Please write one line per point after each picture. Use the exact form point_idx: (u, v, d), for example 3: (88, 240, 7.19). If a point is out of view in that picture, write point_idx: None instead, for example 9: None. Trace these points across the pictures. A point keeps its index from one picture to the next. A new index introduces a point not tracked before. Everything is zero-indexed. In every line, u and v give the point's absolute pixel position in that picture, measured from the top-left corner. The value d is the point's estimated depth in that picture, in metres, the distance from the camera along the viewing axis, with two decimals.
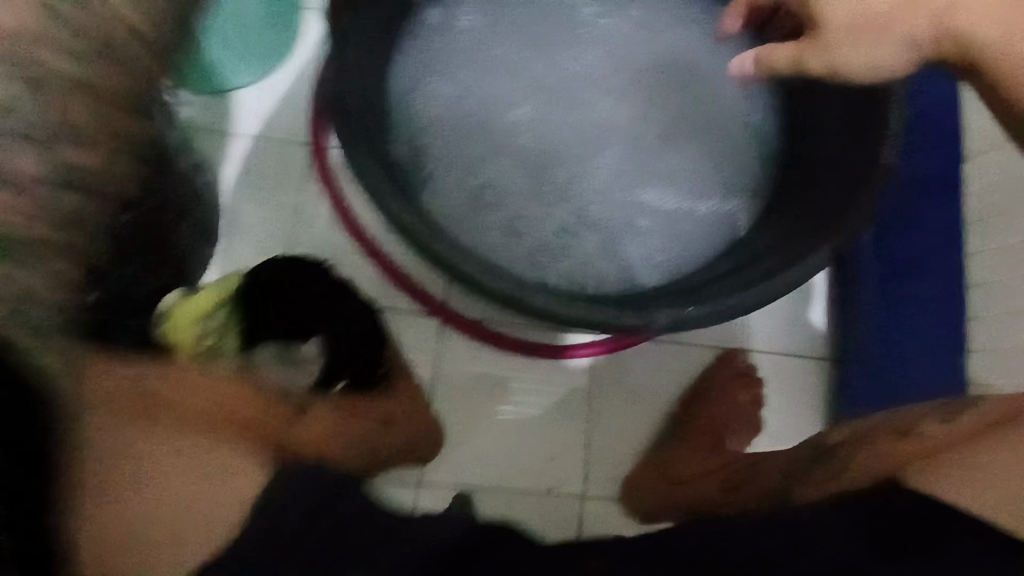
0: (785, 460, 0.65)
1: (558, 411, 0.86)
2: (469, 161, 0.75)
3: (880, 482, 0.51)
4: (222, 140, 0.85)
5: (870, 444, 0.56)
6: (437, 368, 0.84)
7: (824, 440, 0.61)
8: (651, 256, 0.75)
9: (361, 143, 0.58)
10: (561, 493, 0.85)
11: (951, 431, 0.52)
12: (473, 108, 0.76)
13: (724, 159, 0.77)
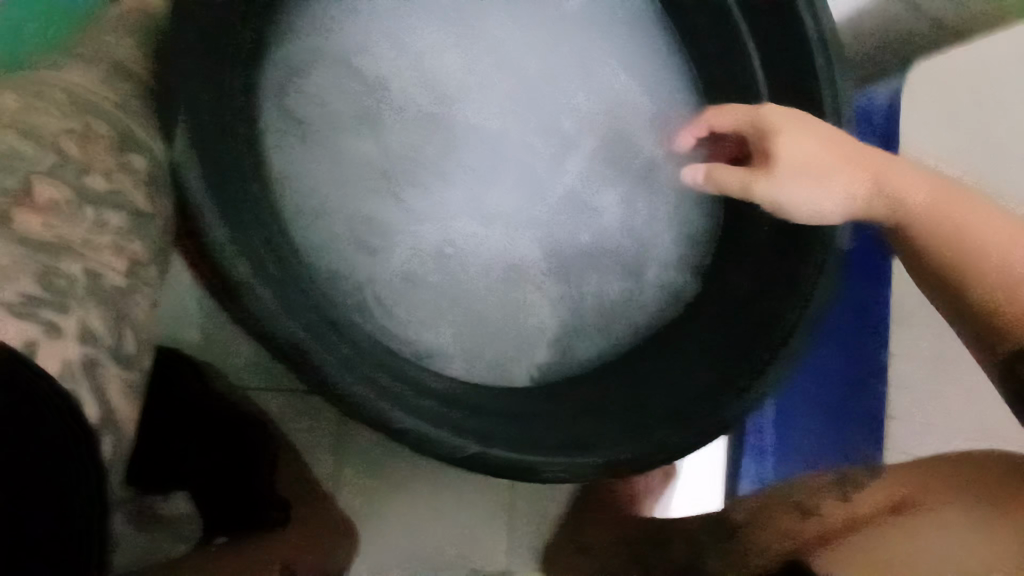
0: (695, 528, 0.65)
1: (480, 487, 0.81)
2: (360, 223, 0.60)
3: (778, 561, 0.51)
4: None
5: (772, 513, 0.56)
6: (346, 459, 0.76)
7: (732, 514, 0.61)
8: (566, 336, 0.65)
9: (224, 225, 0.46)
10: (482, 570, 0.80)
11: (851, 511, 0.51)
12: (376, 151, 0.62)
13: (647, 226, 0.67)
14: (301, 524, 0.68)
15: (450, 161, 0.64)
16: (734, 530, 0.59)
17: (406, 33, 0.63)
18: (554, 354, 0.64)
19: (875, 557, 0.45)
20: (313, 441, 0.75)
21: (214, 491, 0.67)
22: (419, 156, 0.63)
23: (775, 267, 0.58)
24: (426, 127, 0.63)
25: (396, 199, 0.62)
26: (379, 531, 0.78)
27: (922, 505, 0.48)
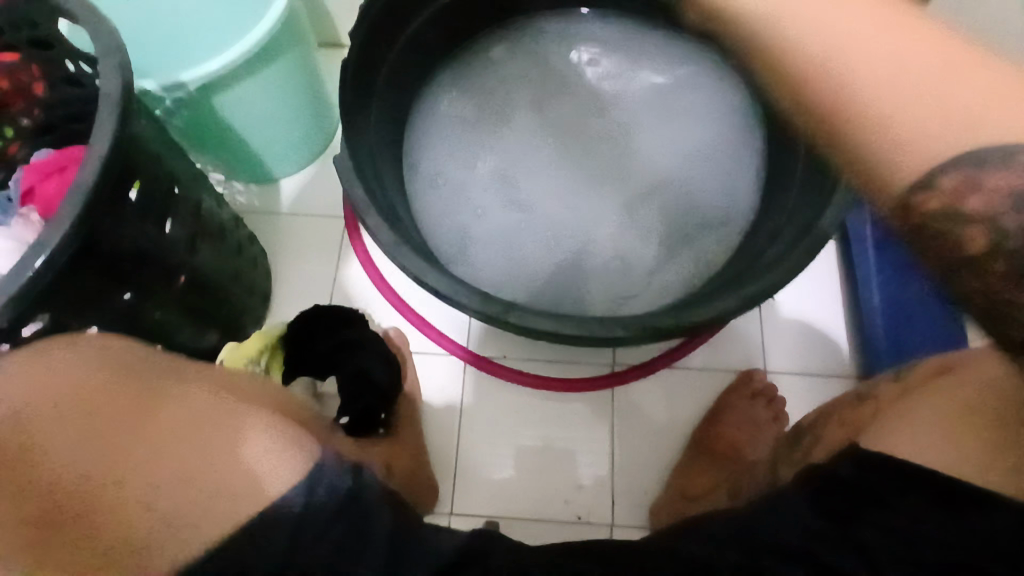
0: (771, 459, 0.69)
1: (581, 438, 0.89)
2: (484, 221, 0.84)
3: (845, 450, 0.52)
4: (271, 219, 1.05)
5: (846, 427, 0.58)
6: (467, 404, 0.92)
7: (801, 425, 0.67)
8: (650, 288, 0.82)
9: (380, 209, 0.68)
10: (591, 522, 0.86)
11: (904, 388, 0.58)
12: (490, 173, 0.86)
13: (708, 196, 0.85)
14: (397, 445, 0.84)
15: (539, 174, 0.87)
16: (801, 434, 0.65)
17: (494, 101, 0.90)
18: (620, 302, 0.81)
19: (954, 428, 0.48)
20: (442, 393, 0.92)
21: (346, 394, 0.85)
22: (520, 173, 0.87)
23: (808, 206, 0.68)
24: (521, 150, 0.88)
25: (506, 205, 0.85)
26: (493, 470, 0.88)
27: (963, 366, 0.55)
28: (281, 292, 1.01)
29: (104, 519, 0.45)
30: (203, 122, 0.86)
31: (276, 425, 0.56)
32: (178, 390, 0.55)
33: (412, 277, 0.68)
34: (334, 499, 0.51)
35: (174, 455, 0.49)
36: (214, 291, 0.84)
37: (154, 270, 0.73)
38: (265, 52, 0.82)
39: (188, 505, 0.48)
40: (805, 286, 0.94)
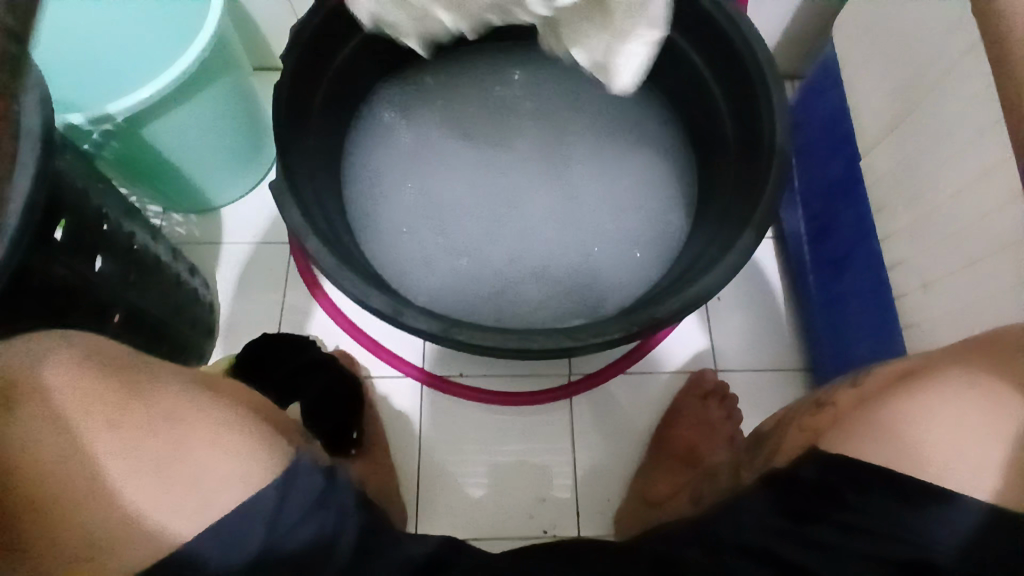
0: (733, 465, 0.69)
1: (542, 451, 0.89)
2: (434, 238, 0.85)
3: (801, 450, 0.54)
4: (212, 250, 1.02)
5: (795, 425, 0.60)
6: (426, 424, 0.91)
7: (762, 429, 0.67)
8: (602, 293, 0.82)
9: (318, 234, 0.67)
10: (557, 534, 0.85)
11: (861, 393, 0.54)
12: (438, 190, 0.87)
13: (653, 199, 0.87)
14: (368, 464, 0.82)
15: (487, 186, 0.88)
16: (762, 441, 0.65)
17: (437, 117, 0.90)
18: (573, 308, 0.82)
19: (909, 432, 0.46)
20: (399, 416, 0.91)
21: (307, 420, 0.84)
22: (468, 187, 0.88)
23: (742, 205, 0.71)
24: (468, 165, 0.89)
25: (455, 220, 0.86)
26: (456, 491, 0.87)
27: (927, 370, 0.50)
28: (228, 325, 0.97)
29: (106, 493, 0.47)
30: (132, 153, 0.82)
31: (251, 427, 0.54)
32: (167, 384, 0.54)
33: (359, 303, 0.67)
34: (308, 498, 0.52)
35: (160, 446, 0.50)
36: (153, 327, 0.81)
37: (86, 310, 0.71)
38: (197, 81, 0.79)
39: (171, 496, 0.48)
40: (748, 286, 0.97)
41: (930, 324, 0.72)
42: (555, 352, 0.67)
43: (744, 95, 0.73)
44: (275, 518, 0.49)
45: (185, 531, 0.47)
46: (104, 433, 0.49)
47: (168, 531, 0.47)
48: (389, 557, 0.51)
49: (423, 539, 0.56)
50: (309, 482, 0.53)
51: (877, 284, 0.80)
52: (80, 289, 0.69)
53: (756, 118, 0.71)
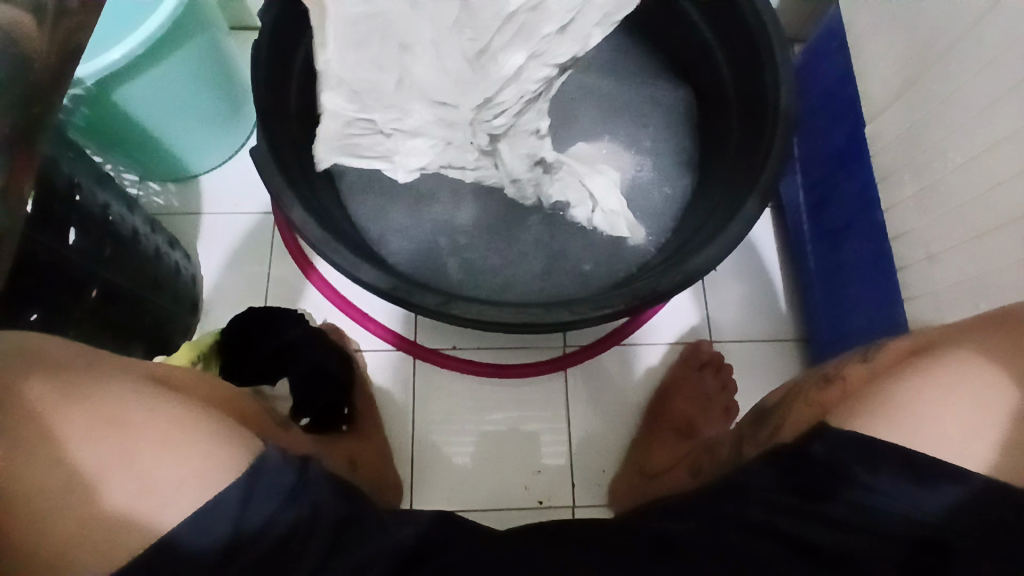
0: (735, 435, 0.71)
1: (538, 423, 0.89)
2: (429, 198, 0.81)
3: (810, 425, 0.55)
4: (192, 221, 0.98)
5: (802, 399, 0.62)
6: (420, 398, 0.89)
7: (765, 403, 0.69)
8: (600, 259, 0.81)
9: (304, 203, 0.65)
10: (552, 505, 0.86)
11: (873, 370, 0.56)
12: None
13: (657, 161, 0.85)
14: (362, 439, 0.81)
15: None
16: (767, 415, 0.66)
17: None
18: (574, 273, 0.80)
19: (928, 410, 0.47)
20: (392, 389, 0.89)
21: (298, 393, 0.82)
22: None
23: (748, 173, 0.69)
24: None
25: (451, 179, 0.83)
26: (451, 464, 0.87)
27: (941, 348, 0.51)
28: (212, 300, 0.94)
29: (40, 503, 0.40)
30: (100, 117, 0.78)
31: (209, 422, 0.47)
32: (98, 377, 0.46)
33: (357, 282, 0.65)
34: (279, 492, 0.46)
35: (100, 450, 0.42)
36: (134, 304, 0.78)
37: (62, 287, 0.68)
38: (166, 42, 0.74)
39: (118, 503, 0.41)
40: (747, 256, 0.96)
41: (933, 295, 0.73)
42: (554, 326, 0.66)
43: (749, 62, 0.72)
44: (238, 520, 0.43)
45: (142, 541, 0.41)
46: (25, 435, 0.41)
47: (121, 539, 0.41)
48: (384, 537, 0.49)
49: (415, 517, 0.53)
50: (279, 476, 0.46)
51: (872, 257, 0.80)
52: (53, 265, 0.66)
53: (760, 85, 0.70)
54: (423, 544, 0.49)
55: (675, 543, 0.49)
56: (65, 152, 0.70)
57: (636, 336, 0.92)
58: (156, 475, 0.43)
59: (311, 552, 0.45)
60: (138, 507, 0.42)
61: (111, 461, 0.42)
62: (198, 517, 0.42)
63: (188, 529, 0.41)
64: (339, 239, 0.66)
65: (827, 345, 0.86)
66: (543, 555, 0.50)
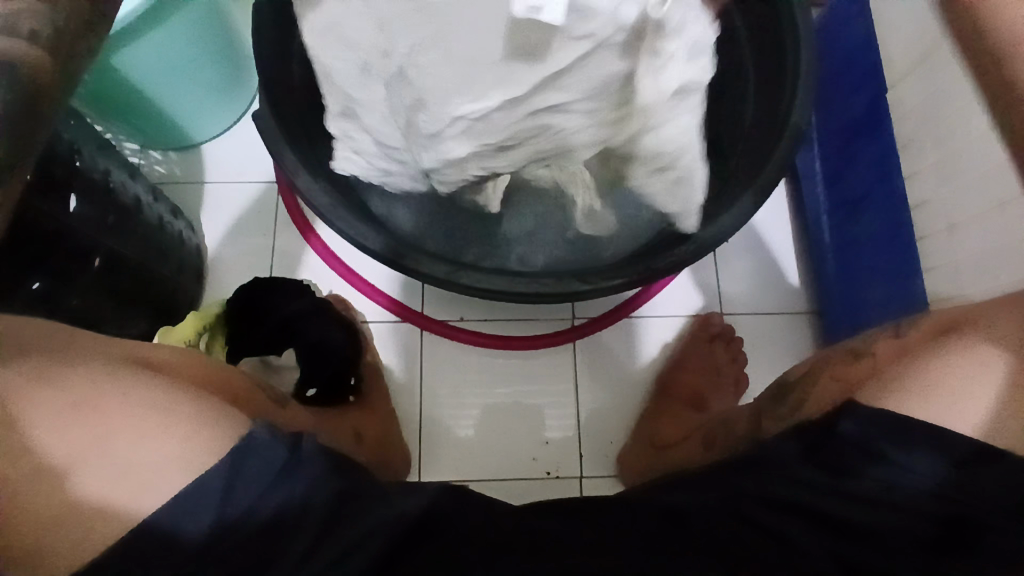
0: (752, 411, 0.71)
1: (547, 395, 0.88)
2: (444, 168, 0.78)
3: (833, 402, 0.55)
4: (195, 190, 0.96)
5: (826, 375, 0.62)
6: (427, 369, 0.89)
7: (787, 378, 0.69)
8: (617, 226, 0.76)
9: (308, 169, 0.63)
10: (560, 476, 0.86)
11: (901, 347, 0.55)
12: None
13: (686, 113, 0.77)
14: (370, 410, 0.81)
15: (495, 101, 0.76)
16: (789, 391, 0.66)
17: None
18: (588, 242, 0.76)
19: (948, 380, 0.47)
20: (399, 361, 0.89)
21: (305, 364, 0.82)
22: None
23: (766, 137, 0.67)
24: None
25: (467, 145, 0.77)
26: (458, 436, 0.87)
27: (968, 325, 0.51)
28: (217, 271, 0.93)
29: (17, 490, 0.40)
30: (98, 84, 0.76)
31: (193, 406, 0.46)
32: (78, 361, 0.45)
33: (361, 249, 0.63)
34: (269, 471, 0.45)
35: (71, 438, 0.41)
36: (139, 275, 0.77)
37: (66, 256, 0.67)
38: (163, 6, 0.72)
39: (90, 491, 0.41)
40: (760, 227, 0.94)
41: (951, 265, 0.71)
42: (562, 296, 0.65)
43: (769, 22, 0.69)
44: (224, 501, 0.42)
45: (118, 528, 0.40)
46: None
47: (96, 526, 0.40)
48: (395, 506, 0.48)
49: (427, 486, 0.53)
50: (269, 454, 0.45)
51: (894, 227, 0.79)
52: (55, 235, 0.65)
53: (778, 47, 0.68)
54: (436, 513, 0.49)
55: (688, 513, 0.49)
56: (62, 118, 0.68)
57: (648, 308, 0.91)
58: (143, 458, 0.42)
59: (322, 523, 0.44)
60: (126, 491, 0.41)
61: (95, 449, 0.42)
62: (193, 492, 0.42)
63: (186, 504, 0.41)
64: (345, 206, 0.64)
65: (841, 319, 0.84)
66: (558, 525, 0.49)
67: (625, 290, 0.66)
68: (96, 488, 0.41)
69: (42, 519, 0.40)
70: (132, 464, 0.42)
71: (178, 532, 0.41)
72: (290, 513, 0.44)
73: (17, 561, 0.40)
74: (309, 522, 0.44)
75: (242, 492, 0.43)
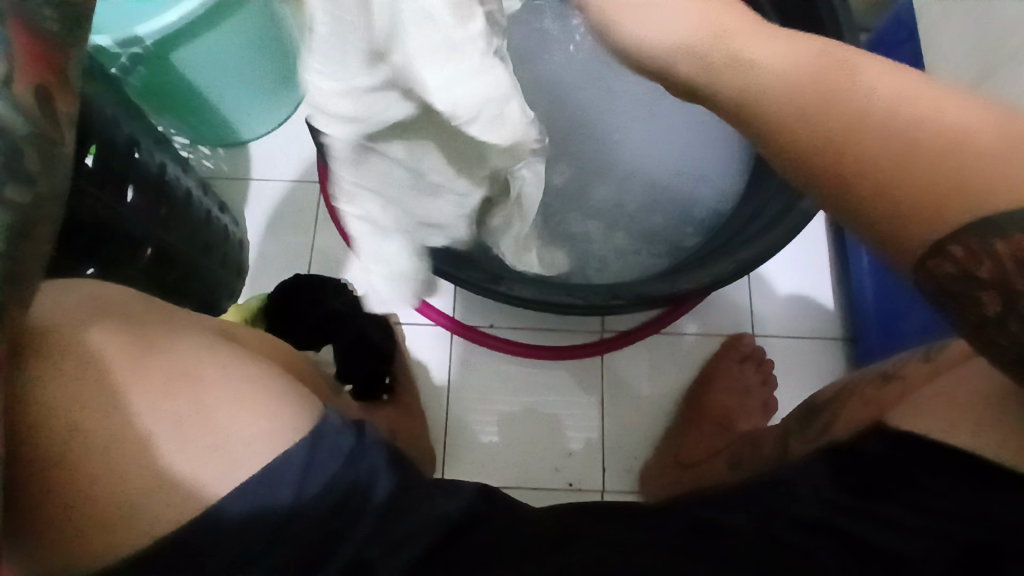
0: (780, 431, 0.71)
1: (573, 406, 0.89)
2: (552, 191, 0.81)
3: (866, 425, 0.55)
4: (241, 186, 0.99)
5: (857, 397, 0.62)
6: (456, 372, 0.90)
7: (817, 398, 0.69)
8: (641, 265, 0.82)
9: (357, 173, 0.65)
10: (583, 488, 0.86)
11: (934, 369, 0.55)
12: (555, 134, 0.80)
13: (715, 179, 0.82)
14: (401, 409, 0.82)
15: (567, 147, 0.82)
16: (817, 412, 0.66)
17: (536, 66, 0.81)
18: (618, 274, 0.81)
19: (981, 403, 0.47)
20: (428, 363, 0.90)
21: (341, 360, 0.84)
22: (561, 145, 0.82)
23: None
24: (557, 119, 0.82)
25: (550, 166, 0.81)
26: (483, 441, 0.87)
27: None
28: (256, 265, 0.96)
29: (109, 461, 0.39)
30: (157, 78, 0.79)
31: (275, 381, 0.47)
32: (164, 334, 0.44)
33: (407, 254, 0.65)
34: (339, 456, 0.46)
35: (166, 409, 0.41)
36: (186, 264, 0.79)
37: (118, 242, 0.69)
38: (224, 6, 0.74)
39: (181, 462, 0.40)
40: (795, 249, 0.94)
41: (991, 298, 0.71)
42: (601, 309, 0.66)
43: None
44: (302, 482, 0.44)
45: (205, 499, 0.41)
46: (88, 389, 0.39)
47: (186, 497, 0.40)
48: (431, 505, 0.49)
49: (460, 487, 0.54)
50: (339, 440, 0.46)
51: None
52: (112, 223, 0.67)
53: None
54: (468, 515, 0.50)
55: (723, 534, 0.49)
56: (123, 110, 0.71)
57: (677, 324, 0.91)
58: (225, 431, 0.42)
59: (362, 516, 0.46)
60: (207, 465, 0.41)
61: (175, 420, 0.41)
62: (267, 475, 0.43)
63: (253, 486, 0.42)
64: (391, 211, 0.66)
65: (874, 344, 0.85)
66: (586, 531, 0.50)
67: (663, 306, 0.67)
68: (176, 461, 0.40)
69: (117, 491, 0.39)
70: (215, 437, 0.41)
71: (230, 522, 0.41)
72: (334, 508, 0.45)
73: (86, 536, 0.38)
74: (348, 519, 0.45)
75: (285, 487, 0.43)
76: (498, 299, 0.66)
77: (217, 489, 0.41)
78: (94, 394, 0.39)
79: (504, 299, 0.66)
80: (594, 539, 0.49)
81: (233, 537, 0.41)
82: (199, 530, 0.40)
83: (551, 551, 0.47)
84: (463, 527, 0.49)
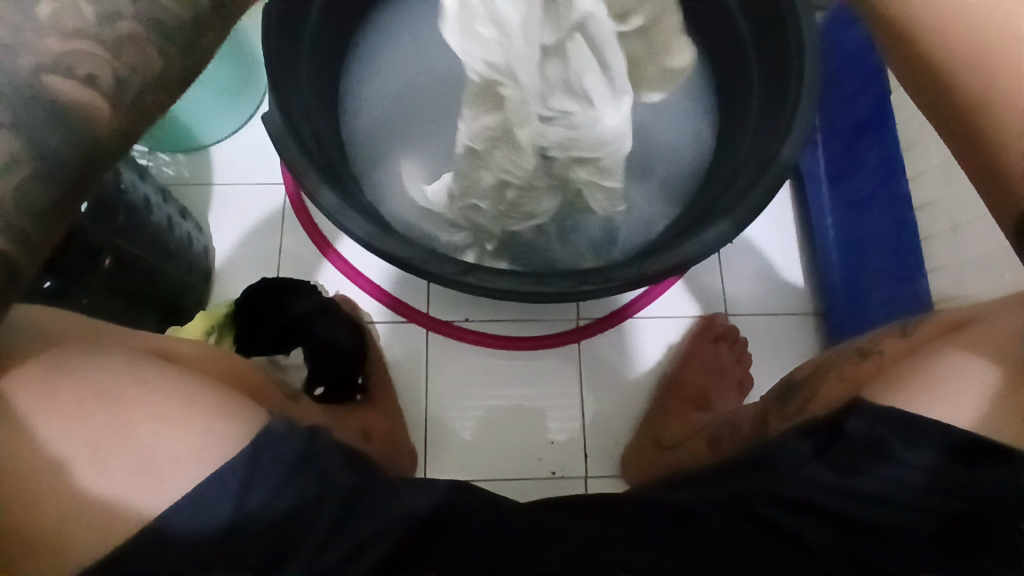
0: (759, 408, 0.72)
1: (552, 396, 0.89)
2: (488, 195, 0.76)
3: (842, 402, 0.55)
4: (204, 192, 0.97)
5: (833, 373, 0.63)
6: (431, 368, 0.89)
7: (794, 375, 0.70)
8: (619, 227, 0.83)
9: (317, 169, 0.64)
10: (565, 476, 0.86)
11: (909, 344, 0.56)
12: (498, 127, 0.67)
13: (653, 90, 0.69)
14: (376, 409, 0.81)
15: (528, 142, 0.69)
16: (796, 389, 0.67)
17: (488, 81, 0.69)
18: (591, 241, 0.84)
19: (940, 372, 0.47)
20: (404, 361, 0.89)
21: (313, 363, 0.83)
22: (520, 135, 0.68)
23: (767, 138, 0.68)
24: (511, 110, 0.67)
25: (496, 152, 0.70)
26: (462, 435, 0.87)
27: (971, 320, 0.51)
28: (224, 272, 0.94)
29: (27, 489, 0.38)
30: None
31: (211, 395, 0.46)
32: (109, 356, 0.44)
33: (373, 249, 0.64)
34: (286, 463, 0.44)
35: (80, 432, 0.39)
36: (148, 275, 0.78)
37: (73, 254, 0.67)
38: None
39: (115, 480, 0.39)
40: (766, 227, 0.94)
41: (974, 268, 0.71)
42: (568, 295, 0.65)
43: (771, 25, 0.69)
44: (243, 494, 0.42)
45: (150, 513, 0.40)
46: (33, 408, 0.39)
47: (114, 520, 0.39)
48: (403, 503, 0.49)
49: (436, 483, 0.53)
50: (284, 448, 0.45)
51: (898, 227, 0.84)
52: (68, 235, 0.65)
53: (781, 51, 0.69)
54: (443, 511, 0.49)
55: (694, 516, 0.49)
56: None
57: (652, 309, 0.91)
58: (169, 449, 0.41)
59: (326, 517, 0.44)
60: (150, 481, 0.40)
61: (115, 438, 0.40)
62: (217, 486, 0.41)
63: (203, 499, 0.41)
64: (354, 206, 0.65)
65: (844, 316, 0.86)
66: (563, 521, 0.50)
67: (631, 289, 0.66)
68: (120, 478, 0.40)
69: (60, 510, 0.38)
70: (160, 453, 0.41)
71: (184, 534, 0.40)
72: (297, 512, 0.44)
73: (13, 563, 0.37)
74: (313, 522, 0.44)
75: (238, 491, 0.42)
76: (466, 291, 0.65)
77: (166, 504, 0.40)
78: (41, 409, 0.39)
79: (471, 290, 0.65)
80: (576, 531, 0.48)
81: (191, 547, 0.40)
82: (146, 545, 0.39)
83: (529, 545, 0.46)
84: (440, 524, 0.48)
